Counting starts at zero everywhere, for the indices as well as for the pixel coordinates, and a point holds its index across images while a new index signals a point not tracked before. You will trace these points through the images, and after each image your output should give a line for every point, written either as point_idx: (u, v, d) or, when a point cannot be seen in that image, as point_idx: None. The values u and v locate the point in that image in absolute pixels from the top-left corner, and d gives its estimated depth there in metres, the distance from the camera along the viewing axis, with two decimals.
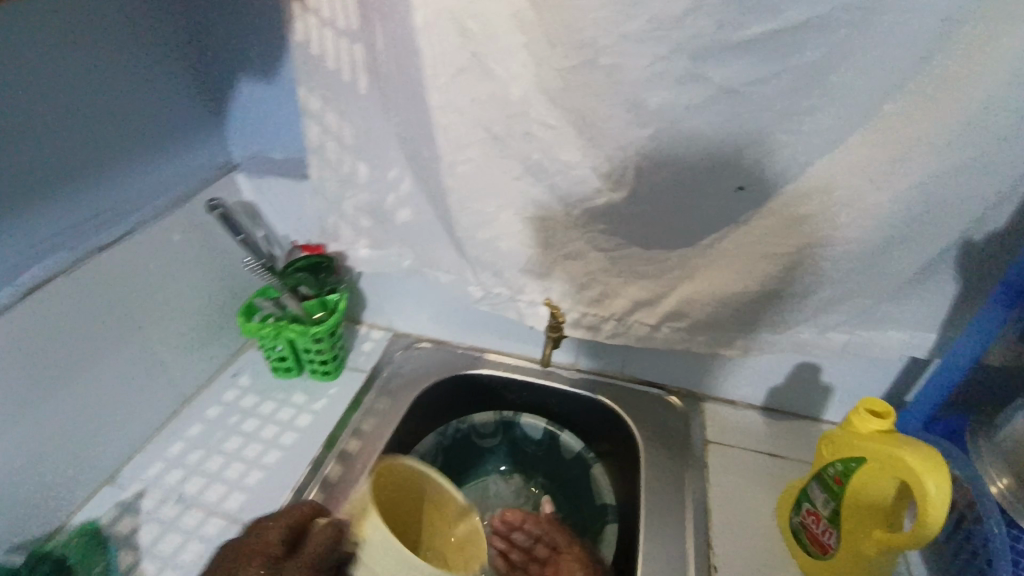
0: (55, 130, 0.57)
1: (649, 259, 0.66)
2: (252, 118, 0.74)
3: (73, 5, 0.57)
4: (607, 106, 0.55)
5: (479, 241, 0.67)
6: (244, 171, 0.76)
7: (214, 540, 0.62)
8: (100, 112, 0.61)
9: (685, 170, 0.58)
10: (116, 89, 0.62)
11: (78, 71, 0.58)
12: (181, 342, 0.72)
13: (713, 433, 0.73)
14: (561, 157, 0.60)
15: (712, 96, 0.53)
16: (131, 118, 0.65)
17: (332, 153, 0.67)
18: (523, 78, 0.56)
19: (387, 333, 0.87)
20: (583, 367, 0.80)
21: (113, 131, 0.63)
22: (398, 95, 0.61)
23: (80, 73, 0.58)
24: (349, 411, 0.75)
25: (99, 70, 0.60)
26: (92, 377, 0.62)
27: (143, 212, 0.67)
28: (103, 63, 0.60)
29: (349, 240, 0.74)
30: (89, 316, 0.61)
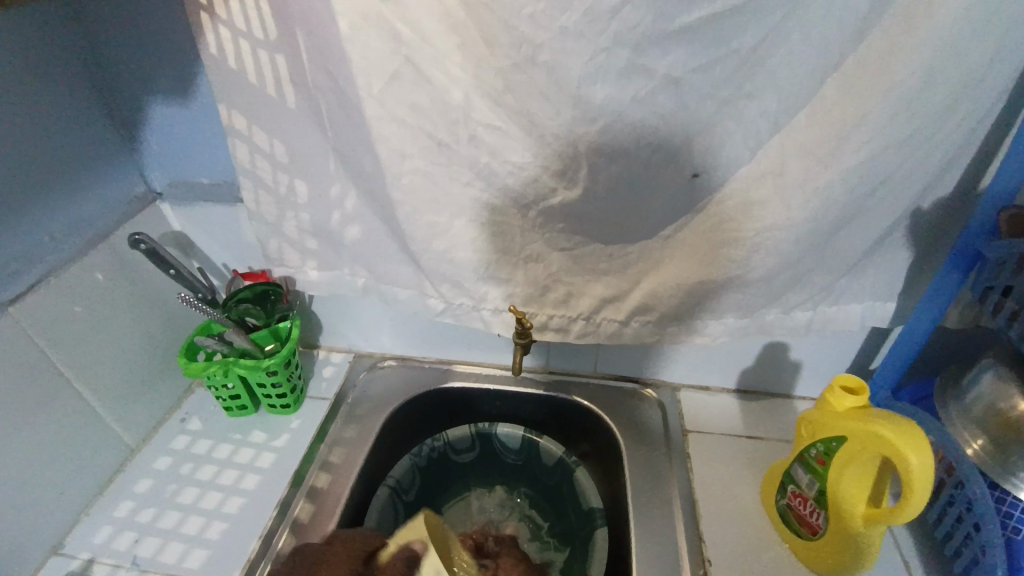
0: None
1: (611, 255, 0.64)
2: (168, 142, 0.68)
3: None
4: (553, 103, 0.53)
5: (434, 253, 0.64)
6: (170, 200, 0.70)
7: None
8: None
9: (639, 162, 0.56)
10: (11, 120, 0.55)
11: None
12: (118, 391, 0.66)
13: (691, 421, 0.72)
14: (512, 159, 0.57)
15: (658, 86, 0.51)
16: (35, 150, 0.58)
17: (266, 173, 0.63)
18: (462, 80, 0.53)
19: (348, 355, 0.82)
20: (555, 369, 0.78)
21: (16, 167, 0.56)
22: (330, 107, 0.57)
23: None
24: (315, 444, 0.71)
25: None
26: (18, 445, 0.56)
27: (60, 253, 0.60)
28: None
29: (296, 264, 0.70)
30: (5, 377, 0.54)
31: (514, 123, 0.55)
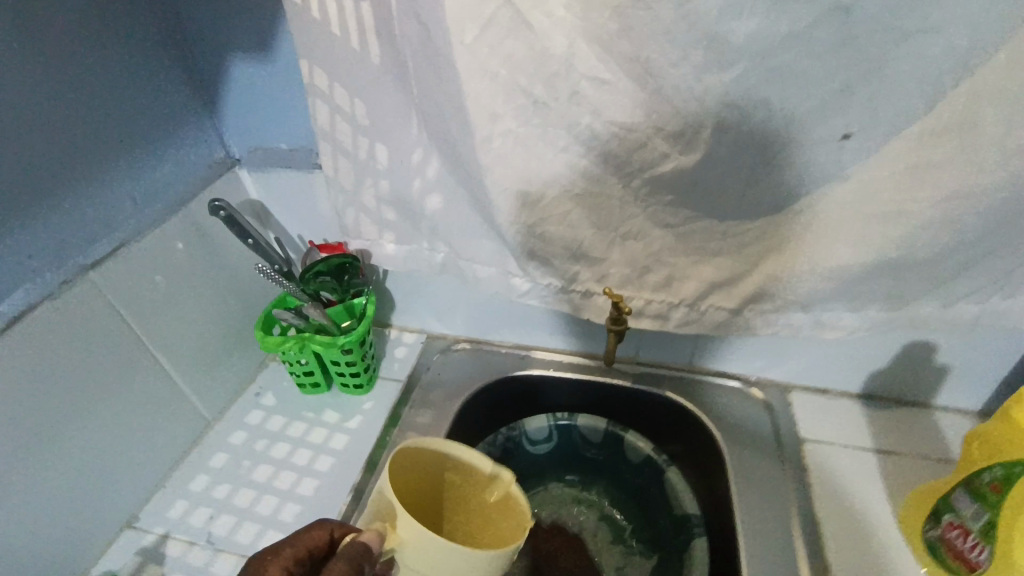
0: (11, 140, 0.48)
1: (723, 234, 0.56)
2: (246, 106, 0.64)
3: None
4: (678, 46, 0.45)
5: (522, 226, 0.58)
6: (250, 166, 0.68)
7: None
8: (64, 111, 0.51)
9: (776, 120, 0.47)
10: (82, 83, 0.52)
11: (22, 62, 0.48)
12: (194, 362, 0.65)
13: (808, 428, 0.63)
14: (619, 118, 0.49)
15: (815, 20, 0.41)
16: (106, 115, 0.55)
17: (345, 136, 0.58)
18: (567, 23, 0.46)
19: (420, 336, 0.78)
20: (647, 361, 0.71)
21: (83, 133, 0.53)
22: (416, 60, 0.51)
23: (26, 65, 0.48)
24: (388, 428, 0.67)
25: (51, 58, 0.50)
26: (93, 414, 0.55)
27: (135, 222, 0.59)
28: (60, 49, 0.50)
29: (373, 236, 0.65)
30: (83, 344, 0.53)
31: (625, 75, 0.47)
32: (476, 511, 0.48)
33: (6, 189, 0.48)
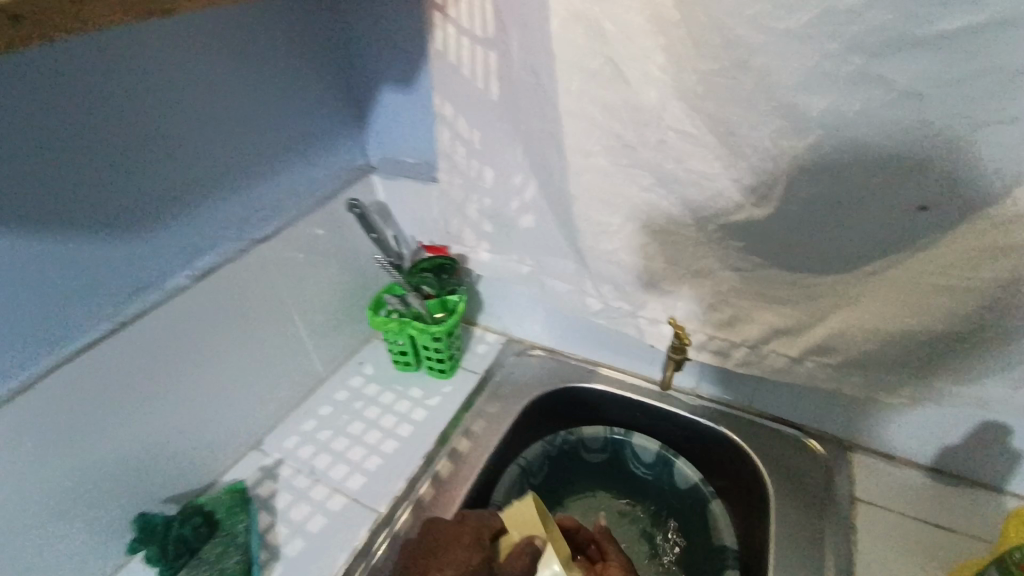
0: (222, 149, 0.62)
1: (792, 284, 0.58)
2: (385, 124, 0.77)
3: (258, 17, 0.61)
4: (759, 110, 0.48)
5: (601, 253, 0.64)
6: (381, 174, 0.81)
7: (338, 515, 0.67)
8: (260, 126, 0.65)
9: (851, 185, 0.49)
10: (270, 105, 0.66)
11: (234, 93, 0.61)
12: (317, 327, 0.79)
13: (864, 489, 0.64)
14: (698, 167, 0.54)
15: (897, 97, 0.43)
16: (285, 124, 0.68)
17: (461, 158, 0.69)
18: (660, 82, 0.52)
19: (501, 338, 0.87)
20: (706, 395, 0.74)
21: (266, 142, 0.67)
22: (528, 102, 0.60)
23: (242, 81, 0.62)
24: (460, 411, 0.77)
25: (256, 85, 0.63)
26: (243, 355, 0.70)
27: (296, 209, 0.72)
28: (259, 79, 0.63)
29: (472, 244, 0.76)
30: (244, 300, 0.68)
31: (709, 130, 0.52)
32: None
33: (218, 174, 0.62)
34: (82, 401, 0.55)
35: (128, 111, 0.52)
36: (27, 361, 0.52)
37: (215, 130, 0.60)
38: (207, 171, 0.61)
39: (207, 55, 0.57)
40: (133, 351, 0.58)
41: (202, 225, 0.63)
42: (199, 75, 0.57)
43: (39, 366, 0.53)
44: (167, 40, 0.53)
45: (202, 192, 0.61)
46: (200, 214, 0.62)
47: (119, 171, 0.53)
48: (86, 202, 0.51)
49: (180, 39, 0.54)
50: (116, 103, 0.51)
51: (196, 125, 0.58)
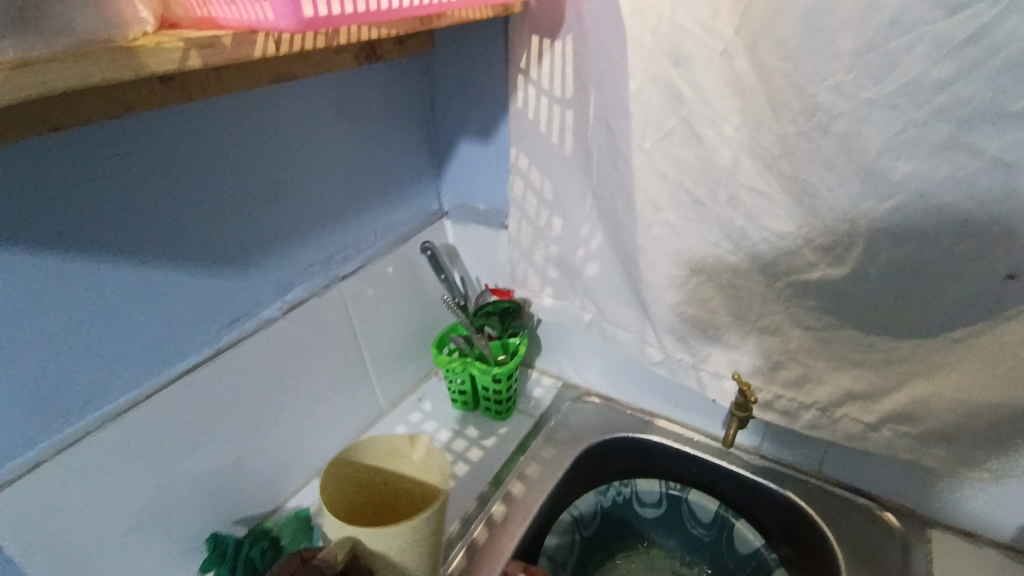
0: (315, 192, 0.67)
1: (866, 345, 0.57)
2: (460, 172, 0.82)
3: (358, 74, 0.67)
4: (838, 174, 0.49)
5: (665, 304, 0.65)
6: (456, 218, 0.85)
7: None
8: (350, 172, 0.70)
9: (933, 251, 0.48)
10: (362, 153, 0.71)
11: (332, 142, 0.67)
12: (383, 360, 0.83)
13: (944, 569, 0.60)
14: (769, 226, 0.55)
15: (982, 167, 0.43)
16: (371, 170, 0.73)
17: (532, 207, 0.73)
18: (734, 143, 0.53)
19: (557, 381, 0.88)
20: (770, 455, 0.72)
21: (354, 188, 0.72)
22: (602, 156, 0.63)
23: (339, 130, 0.67)
24: (517, 453, 0.78)
25: (349, 134, 0.69)
26: (314, 384, 0.73)
27: (374, 249, 0.77)
28: (352, 133, 0.69)
29: (536, 289, 0.78)
30: (322, 331, 0.72)
31: (782, 190, 0.53)
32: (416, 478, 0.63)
33: (310, 215, 0.67)
34: (177, 422, 0.59)
35: (242, 160, 0.58)
36: (133, 383, 0.56)
37: (313, 175, 0.66)
38: (302, 213, 0.66)
39: (311, 107, 0.63)
40: (222, 376, 0.62)
41: (292, 262, 0.67)
42: (300, 124, 0.63)
43: (143, 387, 0.57)
44: (282, 97, 0.60)
45: (297, 233, 0.67)
46: (291, 253, 0.67)
47: (231, 216, 0.59)
48: (204, 241, 0.57)
49: (292, 94, 0.61)
50: (235, 156, 0.57)
51: (299, 171, 0.64)
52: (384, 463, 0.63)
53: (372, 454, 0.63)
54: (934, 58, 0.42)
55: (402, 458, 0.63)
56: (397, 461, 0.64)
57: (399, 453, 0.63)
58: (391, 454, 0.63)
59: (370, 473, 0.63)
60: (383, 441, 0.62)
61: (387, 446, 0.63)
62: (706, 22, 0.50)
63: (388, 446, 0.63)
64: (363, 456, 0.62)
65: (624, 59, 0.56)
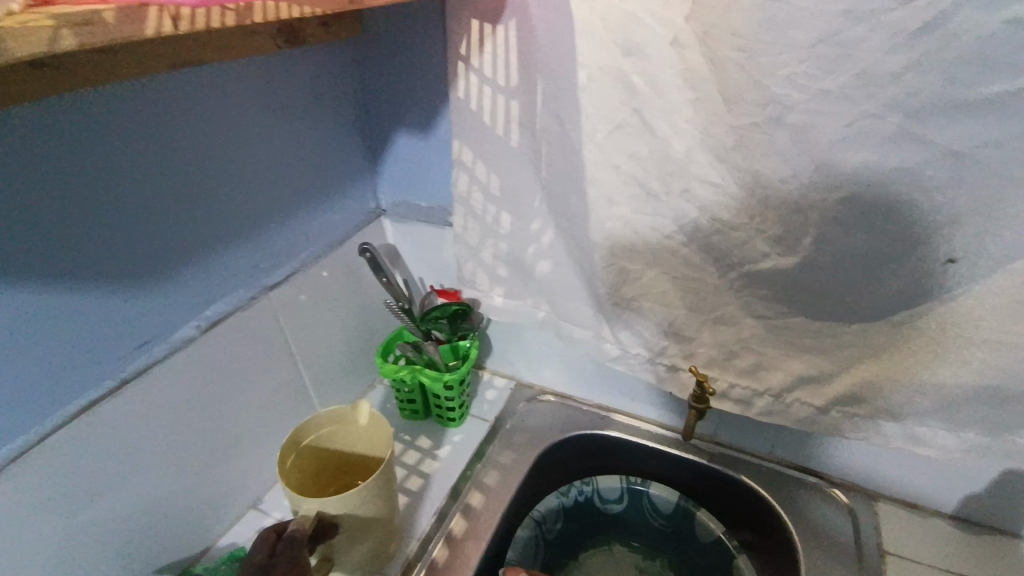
0: (236, 194, 0.59)
1: (816, 332, 0.58)
2: (398, 167, 0.76)
3: (278, 59, 0.60)
4: (792, 164, 0.49)
5: (621, 299, 0.64)
6: (396, 217, 0.80)
7: None
8: (274, 169, 0.63)
9: (884, 238, 0.49)
10: (288, 149, 0.64)
11: (251, 137, 0.59)
12: (321, 374, 0.76)
13: (891, 540, 0.63)
14: (723, 218, 0.55)
15: (933, 157, 0.45)
16: (297, 167, 0.66)
17: (478, 203, 0.68)
18: (688, 134, 0.52)
19: (509, 382, 0.85)
20: (725, 442, 0.73)
21: (282, 187, 0.65)
22: (551, 149, 0.60)
23: (260, 123, 0.60)
24: (473, 462, 0.74)
25: (269, 127, 0.61)
26: (244, 407, 0.66)
27: (308, 252, 0.70)
28: (276, 128, 0.62)
29: (485, 288, 0.74)
30: (251, 348, 0.65)
31: (735, 181, 0.52)
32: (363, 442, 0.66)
33: (230, 220, 0.60)
34: (97, 457, 0.52)
35: (142, 159, 0.50)
36: (45, 414, 0.48)
37: (230, 175, 0.58)
38: (220, 217, 0.58)
39: (224, 96, 0.55)
40: (135, 408, 0.54)
41: (213, 273, 0.60)
42: (211, 117, 0.55)
43: (58, 416, 0.49)
44: (190, 85, 0.52)
45: (217, 240, 0.59)
46: (211, 262, 0.59)
47: (133, 224, 0.50)
48: (121, 247, 0.50)
49: (203, 82, 0.53)
50: (149, 150, 0.50)
51: (214, 170, 0.56)
52: (331, 434, 0.65)
53: (318, 426, 0.64)
54: (887, 48, 0.42)
55: (347, 424, 0.65)
56: (342, 428, 0.66)
57: (344, 420, 0.65)
58: (334, 421, 0.65)
59: (319, 445, 0.65)
60: (325, 412, 0.64)
61: (332, 416, 0.64)
62: (658, 9, 0.48)
63: (331, 415, 0.65)
64: (312, 429, 0.64)
65: (574, 47, 0.53)
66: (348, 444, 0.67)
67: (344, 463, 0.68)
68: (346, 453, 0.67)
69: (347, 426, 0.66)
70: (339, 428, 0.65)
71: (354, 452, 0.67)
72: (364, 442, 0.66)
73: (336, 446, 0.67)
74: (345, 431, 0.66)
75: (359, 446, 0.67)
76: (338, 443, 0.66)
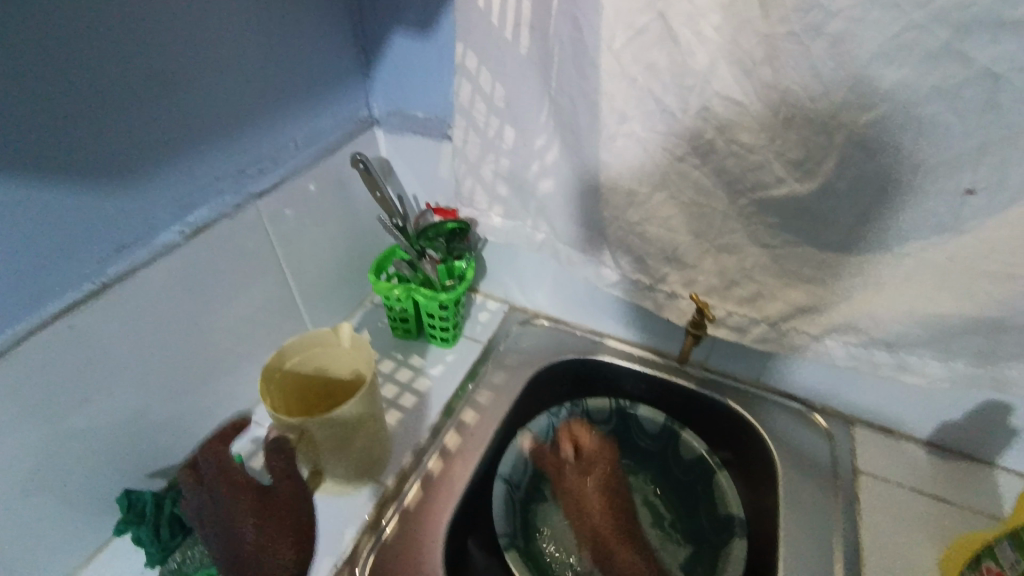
0: (220, 86, 0.54)
1: (820, 262, 0.58)
2: (393, 72, 0.70)
3: None
4: (822, 82, 0.46)
5: (625, 223, 0.62)
6: (388, 127, 0.75)
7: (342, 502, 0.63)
8: (259, 62, 0.58)
9: (903, 166, 0.48)
10: (270, 40, 0.58)
11: (230, 21, 0.53)
12: (311, 291, 0.74)
13: (864, 462, 0.67)
14: (740, 139, 0.52)
15: (969, 79, 0.42)
16: (283, 63, 0.60)
17: (480, 115, 0.64)
18: (714, 44, 0.48)
19: (502, 305, 0.85)
20: (713, 368, 0.75)
21: (266, 86, 0.59)
22: (563, 57, 0.55)
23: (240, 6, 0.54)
24: (466, 382, 0.74)
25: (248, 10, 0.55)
26: (232, 320, 0.64)
27: (294, 162, 0.66)
28: (257, 17, 0.56)
29: (482, 207, 0.71)
30: (240, 260, 0.62)
31: (759, 98, 0.49)
32: (347, 365, 0.66)
33: (214, 117, 0.55)
34: (70, 365, 0.49)
35: (109, 36, 0.44)
36: (18, 316, 0.46)
37: (210, 65, 0.53)
38: (203, 113, 0.54)
39: None
40: (121, 312, 0.52)
41: (198, 175, 0.56)
42: None
43: (35, 319, 0.47)
44: None
45: (201, 140, 0.55)
46: (195, 163, 0.55)
47: (104, 113, 0.46)
48: (81, 140, 0.45)
49: None
50: (116, 27, 0.44)
51: (193, 57, 0.51)
52: (313, 357, 0.65)
53: (299, 350, 0.63)
54: None
55: (329, 346, 0.65)
56: (324, 351, 0.65)
57: (326, 343, 0.65)
58: (316, 343, 0.64)
59: (302, 368, 0.65)
60: (306, 334, 0.63)
61: (312, 339, 0.64)
62: None
63: (310, 338, 0.63)
64: (293, 352, 0.63)
65: None
66: (332, 367, 0.66)
67: (329, 387, 0.68)
68: (329, 377, 0.67)
69: (329, 348, 0.65)
70: (321, 351, 0.65)
71: (338, 375, 0.67)
72: (348, 364, 0.66)
73: (320, 369, 0.66)
74: (328, 353, 0.65)
75: (343, 369, 0.66)
76: (321, 366, 0.66)
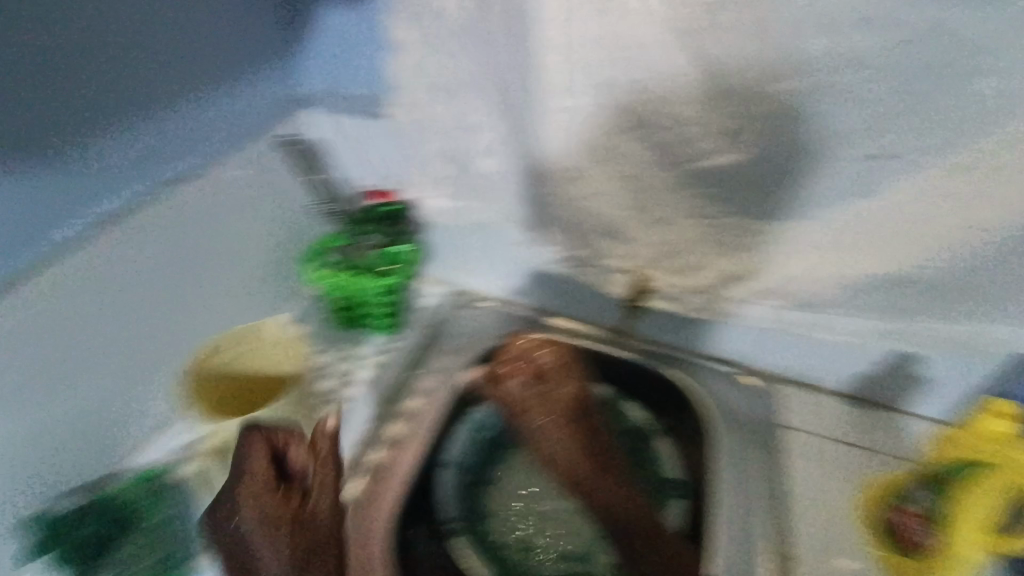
0: (109, 79, 0.55)
1: (749, 229, 0.59)
2: (326, 47, 0.66)
3: None
4: (741, 54, 0.49)
5: (565, 200, 0.64)
6: (323, 108, 0.69)
7: None
8: (162, 52, 0.58)
9: (821, 133, 0.51)
10: (172, 30, 0.58)
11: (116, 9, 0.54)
12: (247, 284, 0.71)
13: (793, 418, 0.68)
14: (670, 111, 0.54)
15: (876, 49, 0.46)
16: (190, 52, 0.60)
17: (418, 94, 0.63)
18: (648, 19, 0.51)
19: (441, 290, 0.79)
20: (650, 338, 0.73)
21: (173, 75, 0.60)
22: (498, 32, 0.55)
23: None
24: (408, 368, 0.73)
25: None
26: (154, 314, 0.64)
27: (213, 149, 0.65)
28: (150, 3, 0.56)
29: (422, 186, 0.70)
30: (156, 251, 0.63)
31: (688, 70, 0.51)
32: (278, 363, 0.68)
33: (99, 108, 0.56)
34: None
35: None
36: None
37: (89, 57, 0.53)
38: (78, 102, 0.54)
39: None
40: None
41: (96, 169, 0.58)
42: None
43: None
44: None
45: (85, 132, 0.56)
46: (85, 155, 0.57)
47: None
48: None
49: None
50: None
51: (71, 53, 0.52)
52: (243, 357, 0.67)
53: (228, 348, 0.66)
54: None
55: (256, 342, 0.67)
56: (252, 348, 0.67)
57: (253, 339, 0.67)
58: (243, 340, 0.67)
59: (233, 370, 0.67)
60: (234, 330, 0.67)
61: (240, 337, 0.67)
62: None
63: (239, 334, 0.67)
64: (224, 348, 0.66)
65: None
66: (261, 365, 0.68)
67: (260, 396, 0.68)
68: (261, 381, 0.68)
69: (257, 345, 0.67)
70: (249, 348, 0.67)
71: (270, 378, 0.68)
72: (278, 360, 0.68)
73: (250, 371, 0.68)
74: (256, 351, 0.67)
75: (273, 368, 0.68)
76: (251, 367, 0.68)
